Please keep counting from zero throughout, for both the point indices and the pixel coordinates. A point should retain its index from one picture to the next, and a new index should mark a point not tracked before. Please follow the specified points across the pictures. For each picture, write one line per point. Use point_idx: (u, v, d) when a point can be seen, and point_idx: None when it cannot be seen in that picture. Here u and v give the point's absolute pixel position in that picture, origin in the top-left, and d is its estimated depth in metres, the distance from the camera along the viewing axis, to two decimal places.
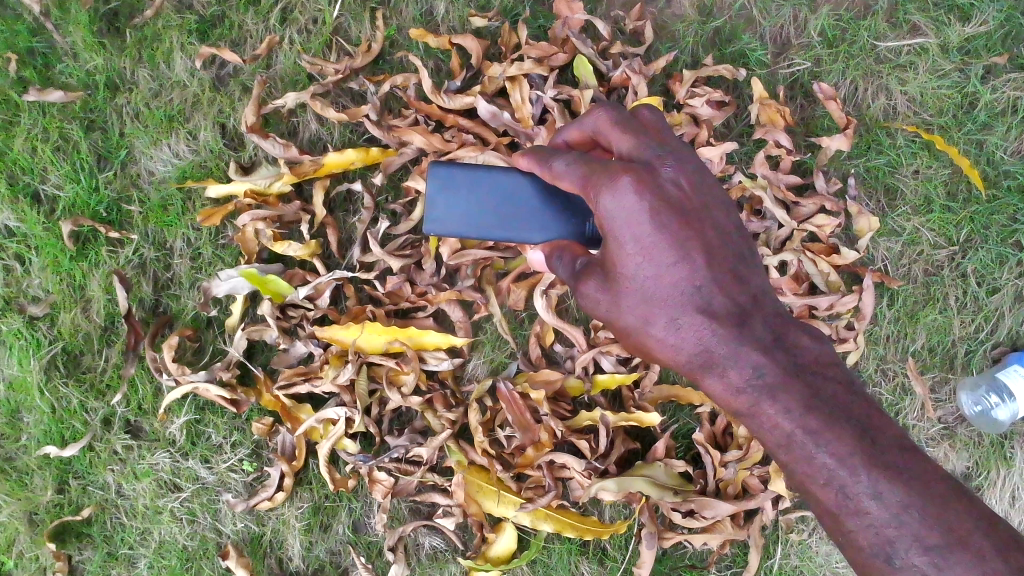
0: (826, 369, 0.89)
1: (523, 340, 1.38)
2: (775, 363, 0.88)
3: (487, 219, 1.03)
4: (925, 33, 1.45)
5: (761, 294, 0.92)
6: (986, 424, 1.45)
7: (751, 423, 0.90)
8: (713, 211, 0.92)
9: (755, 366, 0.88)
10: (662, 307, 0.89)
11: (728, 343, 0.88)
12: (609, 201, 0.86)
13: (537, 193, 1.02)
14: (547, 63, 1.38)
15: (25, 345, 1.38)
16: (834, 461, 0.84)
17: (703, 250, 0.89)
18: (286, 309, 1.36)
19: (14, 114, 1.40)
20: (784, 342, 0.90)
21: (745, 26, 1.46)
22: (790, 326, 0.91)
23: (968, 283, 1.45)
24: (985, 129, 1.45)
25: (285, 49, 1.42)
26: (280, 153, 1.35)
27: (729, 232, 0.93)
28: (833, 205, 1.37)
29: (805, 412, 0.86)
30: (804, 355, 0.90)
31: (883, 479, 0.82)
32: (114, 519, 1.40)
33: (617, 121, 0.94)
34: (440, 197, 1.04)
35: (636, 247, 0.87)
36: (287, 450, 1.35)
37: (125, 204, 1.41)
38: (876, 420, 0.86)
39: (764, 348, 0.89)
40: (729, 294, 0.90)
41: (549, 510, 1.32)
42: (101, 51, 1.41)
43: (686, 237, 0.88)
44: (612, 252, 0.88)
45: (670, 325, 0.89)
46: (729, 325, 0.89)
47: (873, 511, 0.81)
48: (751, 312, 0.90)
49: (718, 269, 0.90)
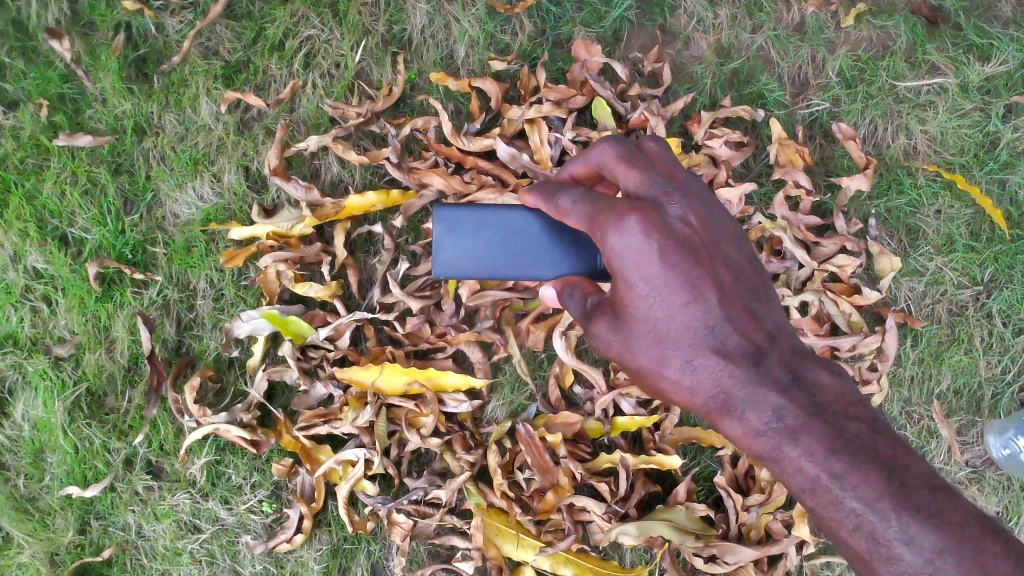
0: (847, 408, 0.87)
1: (542, 381, 1.37)
2: (796, 404, 0.87)
3: (495, 257, 1.11)
4: (945, 73, 1.45)
5: (777, 331, 0.91)
6: (1016, 468, 1.40)
7: (774, 466, 0.88)
8: (725, 247, 0.92)
9: (774, 408, 0.87)
10: (675, 348, 0.89)
11: (745, 385, 0.88)
12: (616, 241, 0.86)
13: (544, 231, 1.08)
14: (565, 105, 1.39)
15: (51, 385, 1.40)
16: (862, 506, 0.81)
17: (716, 288, 0.89)
18: (307, 349, 1.37)
19: (44, 158, 1.43)
20: (801, 380, 0.88)
21: (763, 67, 1.46)
22: (808, 362, 0.89)
23: (993, 323, 1.43)
24: (1007, 168, 1.44)
25: (308, 93, 1.44)
26: (302, 195, 1.37)
27: (742, 267, 0.93)
28: (855, 245, 1.37)
29: (828, 454, 0.84)
30: (823, 393, 0.88)
31: (915, 523, 0.79)
32: (134, 560, 1.41)
33: (623, 157, 0.95)
34: (449, 239, 1.12)
35: (646, 288, 0.87)
36: (306, 492, 1.37)
37: (150, 246, 1.43)
38: (904, 459, 0.83)
39: (782, 388, 0.87)
40: (744, 333, 0.89)
41: (569, 554, 1.31)
42: (130, 96, 1.44)
43: (698, 276, 0.88)
44: (622, 292, 0.89)
45: (685, 366, 0.89)
46: (745, 365, 0.88)
47: (906, 557, 0.79)
48: (768, 351, 0.89)
49: (732, 308, 0.90)
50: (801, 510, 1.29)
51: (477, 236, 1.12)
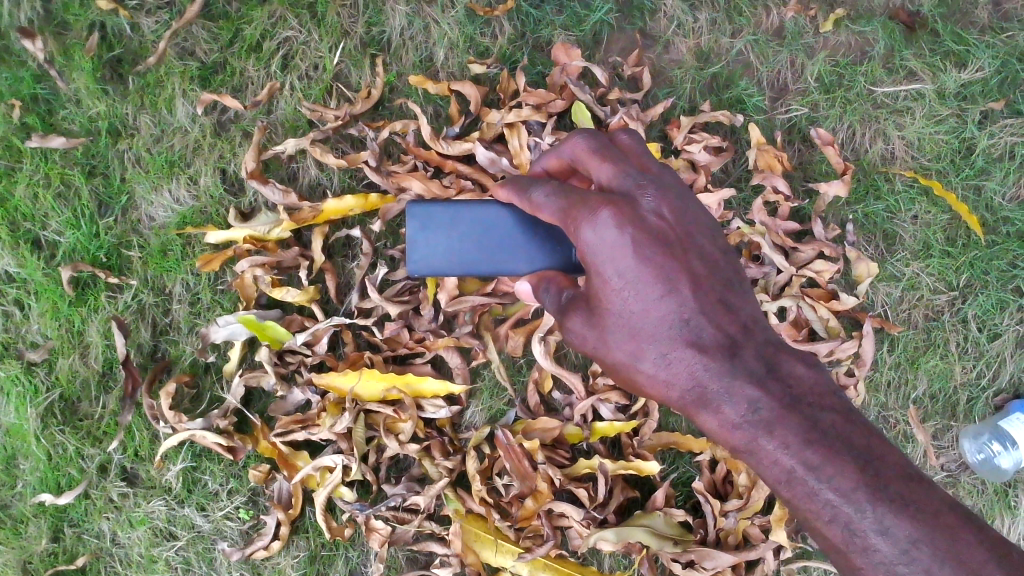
0: (821, 399, 0.88)
1: (521, 386, 1.37)
2: (771, 396, 0.87)
3: (470, 253, 1.11)
4: (922, 79, 1.45)
5: (751, 323, 0.92)
6: (990, 472, 1.43)
7: (750, 459, 0.89)
8: (698, 240, 0.92)
9: (751, 401, 0.87)
10: (650, 341, 0.89)
11: (721, 378, 0.88)
12: (589, 234, 0.86)
13: (518, 225, 1.08)
14: (545, 109, 1.39)
15: (23, 391, 1.38)
16: (838, 497, 0.82)
17: (690, 281, 0.89)
18: (284, 354, 1.36)
19: (16, 160, 1.41)
20: (777, 372, 0.89)
21: (742, 71, 1.47)
22: (782, 354, 0.90)
23: (968, 328, 1.44)
24: (983, 174, 1.45)
25: (286, 96, 1.43)
26: (280, 199, 1.36)
27: (716, 260, 0.93)
28: (832, 250, 1.37)
29: (804, 446, 0.85)
30: (798, 385, 0.88)
31: (890, 513, 0.80)
32: (109, 567, 1.39)
33: (596, 150, 0.95)
34: (422, 237, 1.11)
35: (620, 281, 0.87)
36: (283, 498, 1.35)
37: (125, 250, 1.41)
38: (878, 450, 0.85)
39: (758, 382, 0.88)
40: (718, 326, 0.89)
41: (548, 560, 1.30)
42: (104, 98, 1.42)
43: (672, 269, 0.88)
44: (596, 286, 0.88)
45: (660, 360, 0.89)
46: (720, 358, 0.88)
47: (881, 547, 0.80)
48: (742, 344, 0.89)
49: (706, 300, 0.89)
50: (777, 516, 1.28)
51: (451, 233, 1.12)
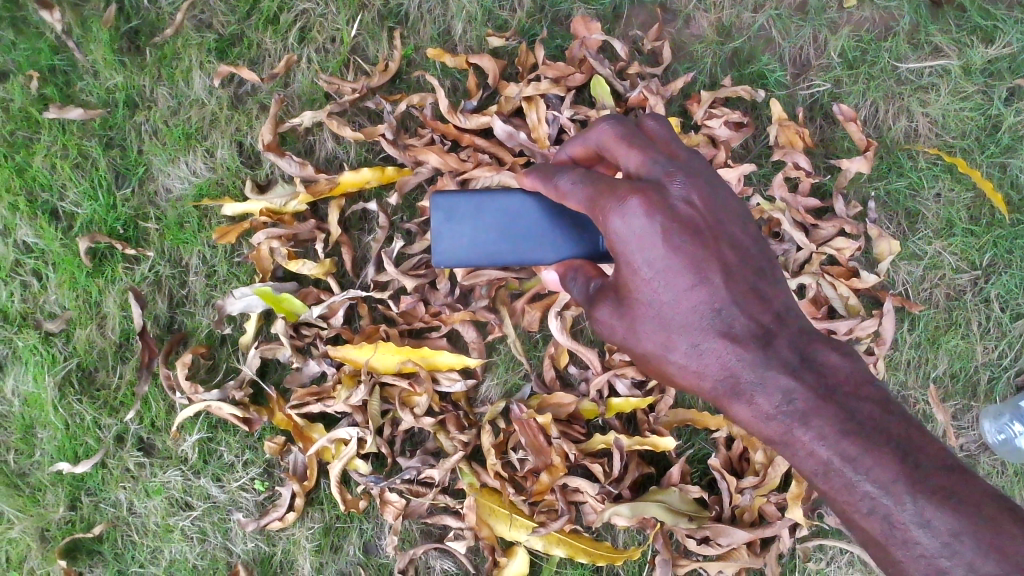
0: (857, 390, 0.86)
1: (537, 362, 1.36)
2: (805, 386, 0.86)
3: (496, 243, 1.09)
4: (948, 55, 1.43)
5: (786, 312, 0.90)
6: (1010, 453, 1.40)
7: (784, 451, 0.88)
8: (730, 228, 0.90)
9: (785, 392, 0.86)
10: (681, 332, 0.88)
11: (755, 368, 0.87)
12: (617, 223, 0.85)
13: (543, 215, 1.08)
14: (564, 83, 1.37)
15: (41, 360, 1.38)
16: (876, 489, 0.81)
17: (722, 270, 0.87)
18: (300, 327, 1.36)
19: (34, 130, 1.42)
20: (811, 362, 0.88)
21: (764, 46, 1.45)
22: (817, 344, 0.89)
23: (991, 308, 1.42)
24: (1008, 152, 1.43)
25: (304, 68, 1.43)
26: (296, 171, 1.35)
27: (749, 248, 0.91)
28: (854, 227, 1.35)
29: (840, 436, 0.83)
30: (834, 375, 0.87)
31: (931, 505, 0.79)
32: (125, 536, 1.39)
33: (624, 136, 0.93)
34: (446, 228, 1.10)
35: (649, 272, 0.86)
36: (298, 470, 1.35)
37: (142, 222, 1.41)
38: (917, 440, 0.83)
39: (792, 371, 0.87)
40: (751, 315, 0.88)
41: (562, 535, 1.29)
42: (122, 69, 1.42)
43: (703, 257, 0.87)
44: (625, 276, 0.88)
45: (691, 351, 0.88)
46: (753, 348, 0.87)
47: (923, 540, 0.79)
48: (776, 333, 0.88)
49: (738, 289, 0.88)
50: (793, 493, 1.27)
51: (476, 223, 1.10)
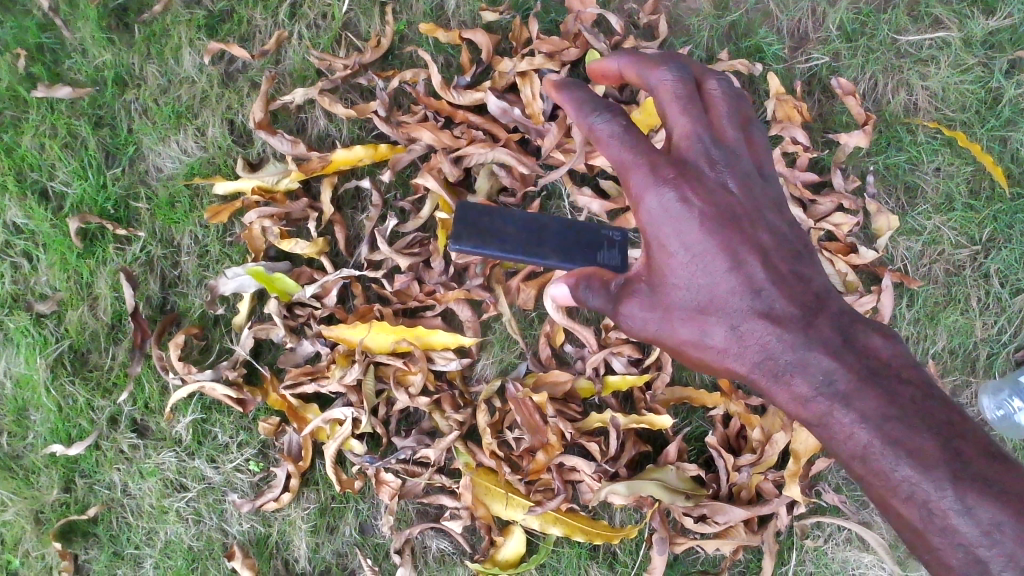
0: (900, 372, 0.85)
1: (533, 340, 1.36)
2: (847, 368, 0.86)
3: (516, 237, 1.07)
4: (948, 27, 1.41)
5: (824, 294, 0.90)
6: (1009, 430, 1.35)
7: (823, 435, 0.88)
8: (764, 211, 0.91)
9: (826, 373, 0.86)
10: (718, 314, 0.88)
11: (794, 349, 0.87)
12: (651, 202, 0.87)
13: (560, 226, 1.08)
14: (559, 58, 1.35)
15: (32, 342, 1.37)
16: (918, 475, 0.80)
17: (756, 254, 0.88)
18: (293, 307, 1.35)
19: (23, 110, 1.40)
20: (852, 343, 0.87)
21: (761, 20, 1.42)
22: (859, 326, 0.88)
23: (990, 283, 1.38)
24: (1009, 125, 1.40)
25: (295, 45, 1.41)
26: (288, 149, 1.34)
27: (784, 233, 0.91)
28: (851, 203, 1.34)
29: (881, 421, 0.83)
30: (876, 357, 0.86)
31: (973, 493, 0.78)
32: (120, 518, 1.39)
33: (675, 99, 0.90)
34: (465, 215, 1.07)
35: (685, 254, 0.87)
36: (293, 450, 1.34)
37: (132, 201, 1.40)
38: (960, 425, 0.82)
39: (833, 352, 0.86)
40: (789, 297, 0.88)
41: (559, 514, 1.29)
42: (110, 47, 1.40)
43: (737, 240, 0.88)
44: (659, 257, 0.89)
45: (729, 333, 0.88)
46: (791, 329, 0.87)
47: (964, 528, 0.79)
48: (815, 314, 0.88)
49: (774, 271, 0.89)
50: (790, 471, 1.26)
51: (494, 219, 1.08)
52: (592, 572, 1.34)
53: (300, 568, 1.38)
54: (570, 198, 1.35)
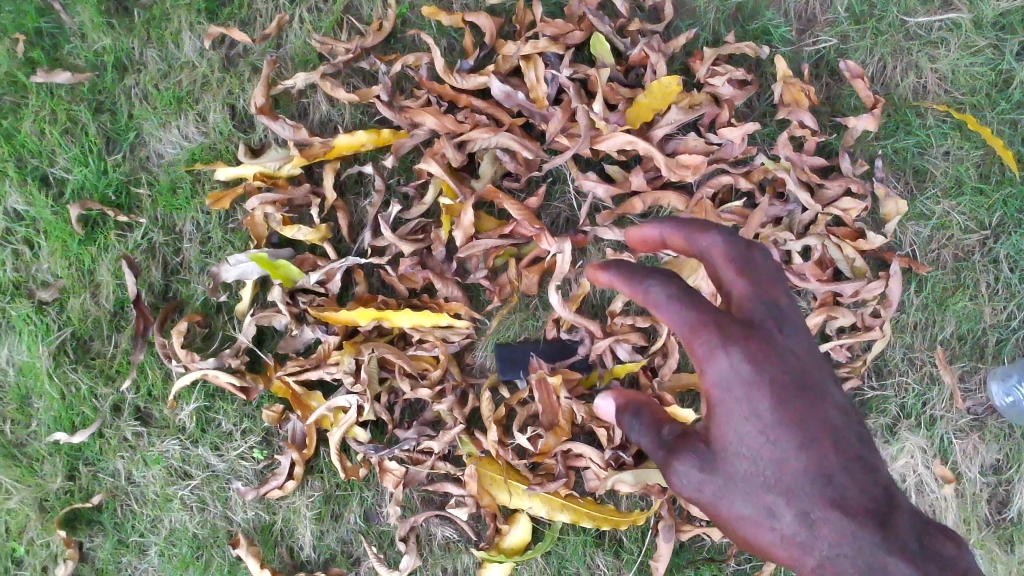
0: (949, 544, 0.77)
1: (537, 328, 1.34)
2: (898, 536, 0.76)
3: None
4: (958, 9, 1.38)
5: (896, 489, 0.79)
6: (1018, 416, 1.33)
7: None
8: (834, 388, 0.82)
9: (872, 556, 0.75)
10: (777, 490, 0.78)
11: (852, 535, 0.76)
12: (709, 363, 0.78)
13: None
14: (563, 41, 1.33)
15: (35, 329, 1.36)
16: None
17: (827, 441, 0.78)
18: (296, 294, 1.33)
19: (22, 95, 1.39)
20: (898, 501, 0.78)
21: (769, 2, 1.40)
22: (932, 529, 0.78)
23: (1000, 268, 1.36)
24: (1019, 108, 1.38)
25: (296, 29, 1.39)
26: (290, 135, 1.33)
27: (852, 423, 0.81)
28: (860, 187, 1.31)
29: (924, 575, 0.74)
30: (953, 566, 0.75)
31: None
32: (125, 506, 1.38)
33: (734, 261, 0.82)
34: None
35: (742, 409, 0.79)
36: (298, 438, 1.34)
37: (134, 187, 1.39)
38: None
39: (883, 523, 0.76)
40: (853, 476, 0.78)
41: (565, 500, 1.28)
42: (109, 31, 1.39)
43: (807, 424, 0.78)
44: (712, 414, 0.80)
45: (787, 507, 0.78)
46: (847, 507, 0.76)
47: None
48: (872, 482, 0.78)
49: (840, 455, 0.78)
50: None
51: None
52: (598, 560, 1.34)
53: (305, 556, 1.37)
54: (575, 183, 1.33)
